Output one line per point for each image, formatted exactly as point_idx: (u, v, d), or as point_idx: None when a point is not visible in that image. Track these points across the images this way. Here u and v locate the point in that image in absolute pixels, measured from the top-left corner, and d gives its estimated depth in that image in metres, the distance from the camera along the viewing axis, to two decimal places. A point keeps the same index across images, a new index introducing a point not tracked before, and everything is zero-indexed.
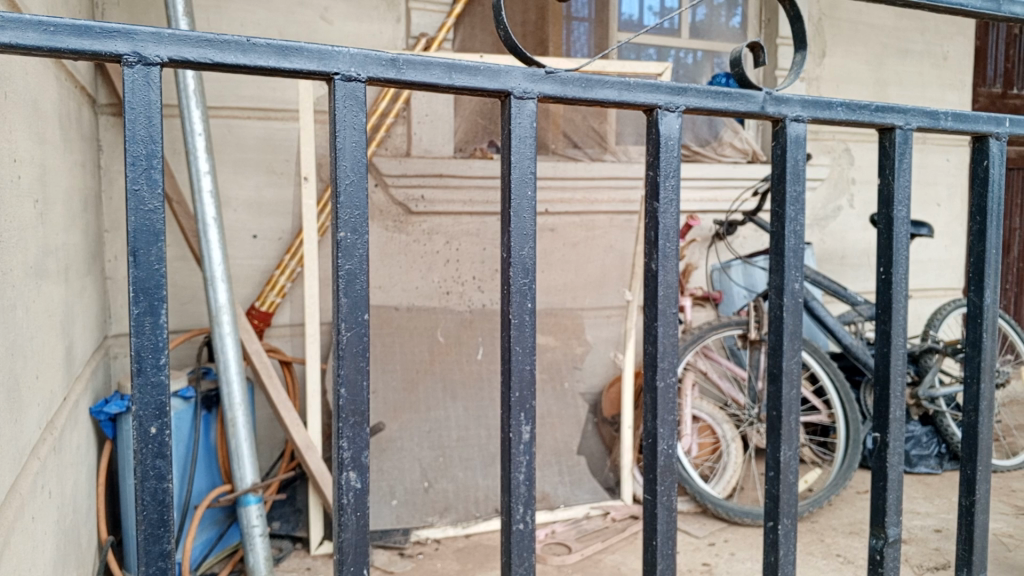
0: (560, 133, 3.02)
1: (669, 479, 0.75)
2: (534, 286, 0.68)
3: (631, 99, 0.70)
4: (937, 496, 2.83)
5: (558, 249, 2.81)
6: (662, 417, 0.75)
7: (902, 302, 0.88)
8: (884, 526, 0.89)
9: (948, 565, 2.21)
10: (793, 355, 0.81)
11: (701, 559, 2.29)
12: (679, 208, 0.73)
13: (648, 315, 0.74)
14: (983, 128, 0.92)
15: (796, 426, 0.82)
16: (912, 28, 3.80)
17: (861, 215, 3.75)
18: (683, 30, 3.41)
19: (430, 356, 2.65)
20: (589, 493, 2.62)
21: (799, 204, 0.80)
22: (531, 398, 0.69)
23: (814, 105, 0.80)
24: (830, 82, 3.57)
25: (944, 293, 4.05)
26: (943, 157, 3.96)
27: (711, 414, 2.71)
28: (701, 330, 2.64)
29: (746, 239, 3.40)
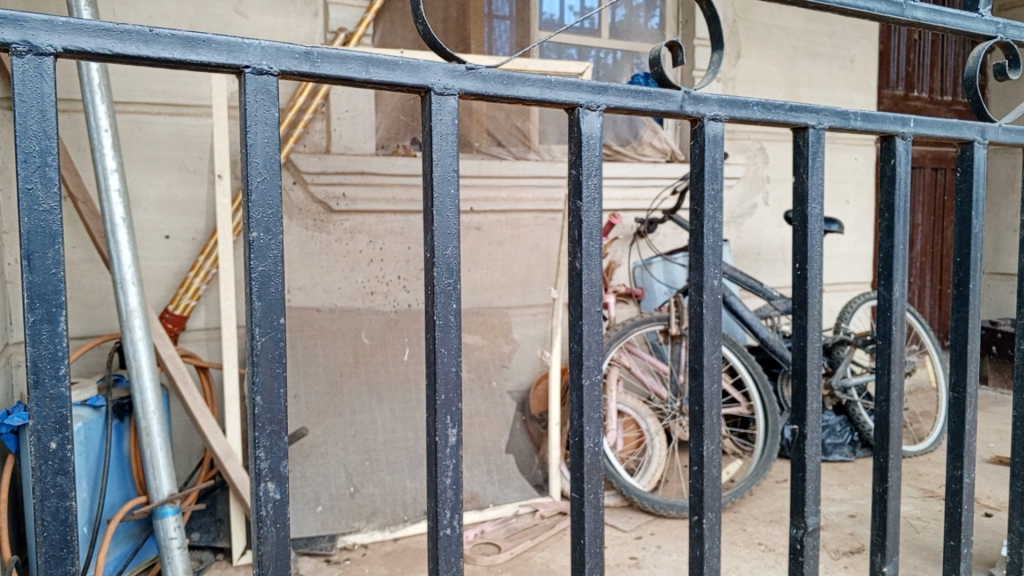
0: (484, 131, 3.04)
1: (596, 476, 0.75)
2: (459, 287, 0.66)
3: (553, 97, 0.69)
4: (851, 482, 2.95)
5: (484, 247, 2.80)
6: (588, 415, 0.74)
7: (817, 297, 0.89)
8: (803, 516, 0.92)
9: (862, 548, 2.30)
10: (714, 351, 0.81)
11: (629, 553, 2.32)
12: (601, 206, 0.73)
13: (571, 314, 0.74)
14: (891, 129, 0.95)
15: (717, 421, 0.82)
16: (821, 32, 3.94)
17: (776, 212, 3.87)
18: (603, 30, 3.44)
19: (355, 358, 2.59)
20: (518, 491, 2.62)
21: (717, 202, 0.80)
22: (456, 400, 0.67)
23: (731, 104, 0.81)
24: (745, 82, 3.68)
25: (854, 286, 4.23)
26: (851, 157, 4.12)
27: (635, 408, 2.76)
28: (625, 326, 2.68)
29: (666, 236, 3.47)
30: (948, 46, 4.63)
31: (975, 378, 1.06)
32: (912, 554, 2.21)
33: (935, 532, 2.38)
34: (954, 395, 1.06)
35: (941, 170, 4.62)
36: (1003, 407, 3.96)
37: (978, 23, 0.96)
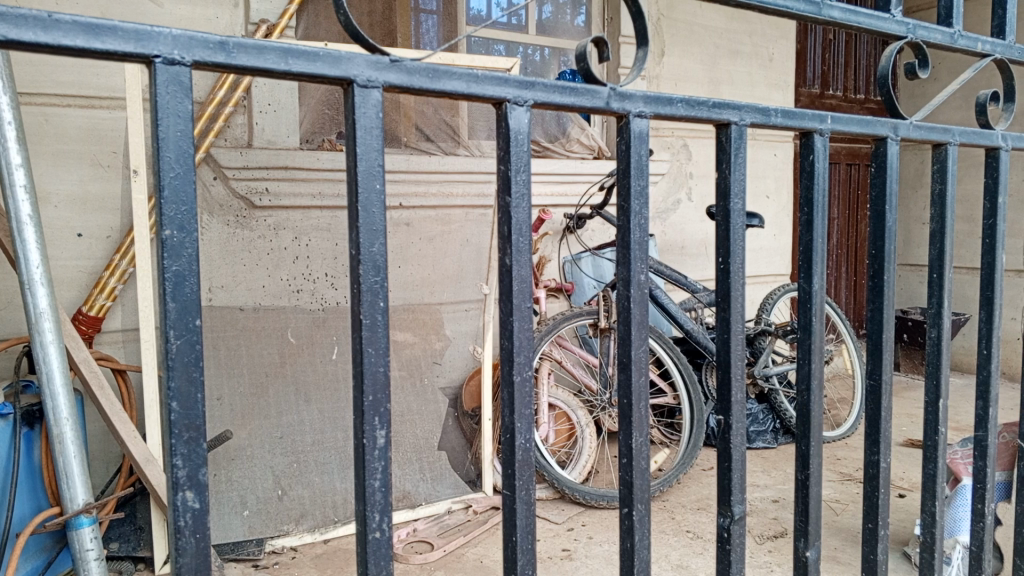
0: (412, 126, 3.02)
1: (527, 472, 0.74)
2: (386, 285, 0.64)
3: (479, 91, 0.68)
4: (774, 468, 3.04)
5: (414, 243, 2.75)
6: (520, 412, 0.73)
7: (740, 290, 0.91)
8: (730, 504, 0.93)
9: (785, 532, 2.38)
10: (641, 344, 0.81)
11: (561, 545, 2.33)
12: (530, 202, 0.72)
13: (501, 310, 0.73)
14: (809, 126, 0.97)
15: (645, 412, 0.82)
16: (742, 31, 4.04)
17: (699, 207, 3.96)
18: (530, 27, 3.45)
19: (280, 359, 2.52)
20: (451, 488, 2.60)
21: (643, 198, 0.80)
22: (385, 401, 0.65)
23: (655, 100, 0.81)
24: (670, 80, 3.75)
25: (774, 278, 4.37)
26: (771, 153, 4.25)
27: (566, 401, 2.78)
28: (555, 321, 2.69)
29: (595, 231, 3.52)
30: (860, 47, 4.82)
31: (889, 366, 1.09)
32: (833, 536, 2.29)
33: (853, 513, 2.48)
34: (870, 383, 1.10)
35: (855, 166, 4.80)
36: (914, 392, 4.16)
37: (889, 24, 0.99)
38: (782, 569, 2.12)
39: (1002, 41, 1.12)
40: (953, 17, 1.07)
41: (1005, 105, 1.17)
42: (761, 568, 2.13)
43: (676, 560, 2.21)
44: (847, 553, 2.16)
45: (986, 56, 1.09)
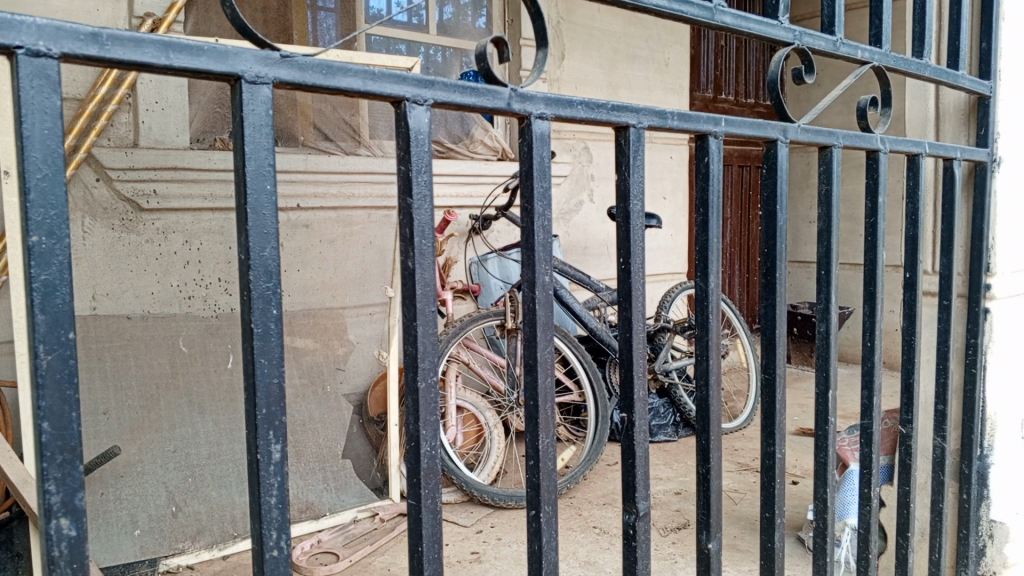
0: (310, 125, 2.95)
1: (433, 480, 0.72)
2: (279, 292, 0.61)
3: (377, 89, 0.65)
4: (675, 460, 3.13)
5: (314, 245, 2.70)
6: (425, 418, 0.71)
7: (640, 290, 0.91)
8: (635, 500, 0.94)
9: (687, 523, 2.45)
10: (547, 344, 0.81)
11: (470, 548, 2.31)
12: (432, 203, 0.70)
13: (405, 315, 0.70)
14: (705, 129, 0.99)
15: (551, 412, 0.82)
16: (638, 35, 4.13)
17: (600, 208, 4.03)
18: (431, 27, 3.42)
19: (171, 369, 2.39)
20: (356, 497, 2.53)
21: (546, 199, 0.80)
22: (280, 413, 0.62)
23: (556, 102, 0.80)
24: (570, 82, 3.80)
25: (672, 277, 4.50)
26: (668, 155, 4.38)
27: (474, 403, 2.77)
28: (463, 322, 2.66)
29: (500, 233, 3.53)
30: (749, 54, 5.03)
31: (781, 360, 1.13)
32: (733, 525, 2.37)
33: (751, 502, 2.58)
34: (764, 376, 1.13)
35: (746, 168, 5.00)
36: (804, 383, 4.37)
37: (776, 30, 1.02)
38: (686, 560, 2.18)
39: (879, 49, 1.17)
40: (835, 26, 1.11)
41: (883, 110, 1.24)
42: (665, 560, 2.18)
43: (584, 557, 2.23)
44: (746, 540, 2.24)
45: (865, 63, 1.15)
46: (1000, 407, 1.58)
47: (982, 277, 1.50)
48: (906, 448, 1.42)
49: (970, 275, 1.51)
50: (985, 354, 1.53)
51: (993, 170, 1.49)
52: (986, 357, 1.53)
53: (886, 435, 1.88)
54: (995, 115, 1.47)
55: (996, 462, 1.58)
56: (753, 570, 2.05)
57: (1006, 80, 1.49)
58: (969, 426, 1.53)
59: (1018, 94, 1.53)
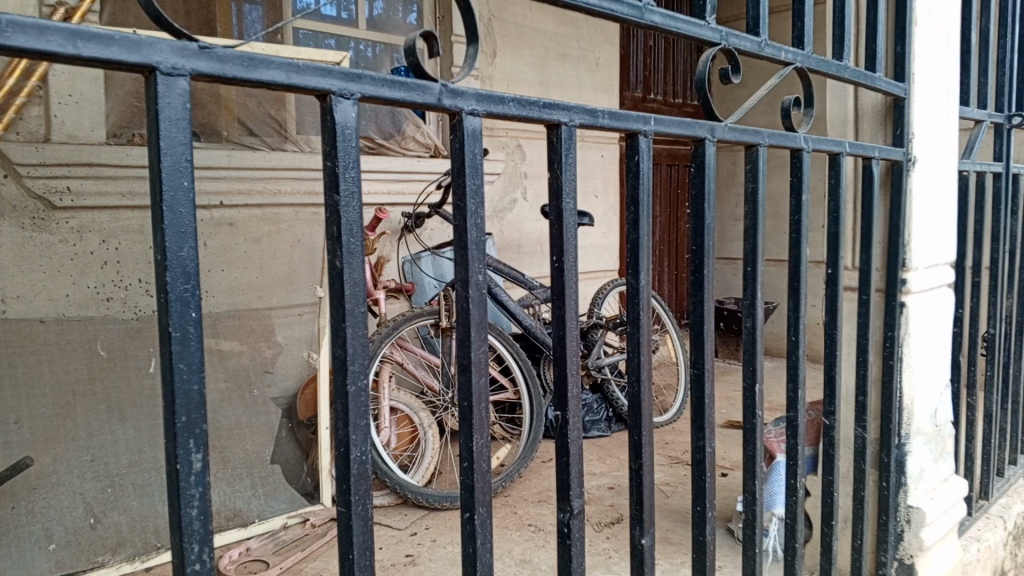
0: (235, 120, 2.85)
1: (364, 486, 0.70)
2: (198, 294, 0.58)
3: (302, 83, 0.63)
4: (609, 455, 3.16)
5: (239, 244, 2.65)
6: (355, 423, 0.69)
7: (573, 288, 0.91)
8: (569, 499, 0.93)
9: (621, 518, 2.47)
10: (481, 344, 0.80)
11: (404, 551, 2.28)
12: (361, 200, 0.68)
13: (332, 317, 0.68)
14: (635, 128, 0.99)
15: (485, 413, 0.81)
16: (569, 34, 4.16)
17: (533, 206, 4.04)
18: (360, 21, 3.37)
19: (88, 375, 2.28)
20: (286, 503, 2.46)
21: (478, 197, 0.79)
22: (201, 421, 0.59)
23: (487, 98, 0.79)
24: (502, 80, 3.79)
25: (604, 274, 4.55)
26: (599, 153, 4.42)
27: (408, 403, 2.74)
28: (396, 322, 2.61)
29: (433, 231, 3.50)
30: (677, 54, 5.12)
31: (710, 355, 1.15)
32: (665, 518, 2.41)
33: (682, 495, 2.63)
34: (694, 371, 1.15)
35: (674, 167, 5.10)
36: (732, 377, 4.49)
37: (704, 30, 1.03)
38: (620, 554, 2.20)
39: (802, 51, 1.20)
40: (760, 27, 1.14)
41: (806, 110, 1.27)
42: (600, 555, 2.20)
43: (519, 555, 2.23)
44: (678, 533, 2.28)
45: (789, 64, 1.17)
46: (917, 397, 1.64)
47: (899, 273, 1.56)
48: (829, 439, 1.46)
49: (889, 270, 1.57)
50: (903, 346, 1.59)
51: (908, 169, 1.55)
52: (904, 350, 1.59)
53: (810, 426, 1.94)
54: (910, 117, 1.53)
55: (913, 450, 1.64)
56: (685, 562, 2.09)
57: (920, 83, 1.56)
58: (887, 416, 1.59)
59: (930, 96, 1.59)
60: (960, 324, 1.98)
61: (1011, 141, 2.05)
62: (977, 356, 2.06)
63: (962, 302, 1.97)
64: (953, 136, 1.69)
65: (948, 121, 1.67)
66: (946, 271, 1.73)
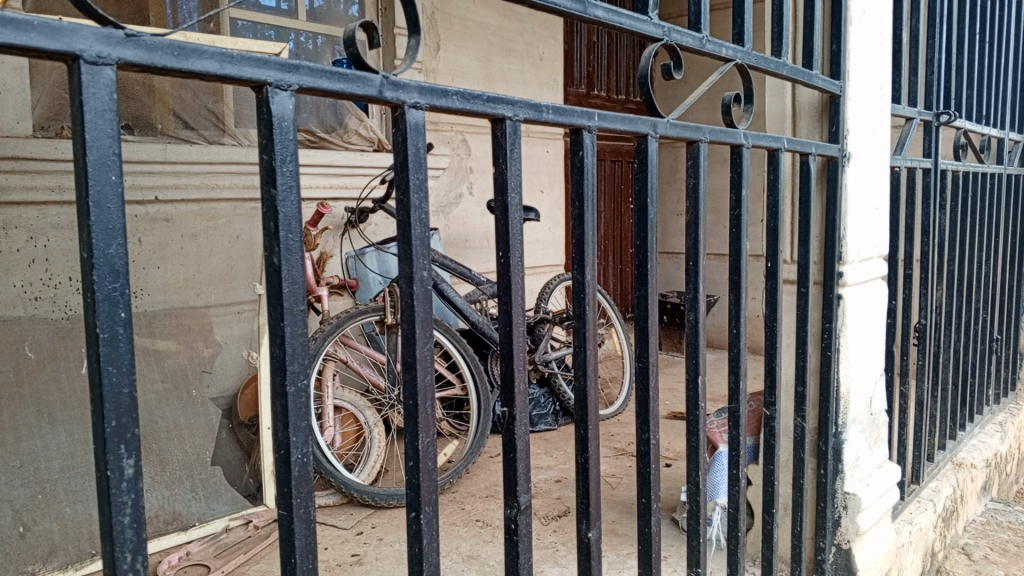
0: (170, 113, 2.75)
1: (306, 488, 0.69)
2: (128, 292, 0.56)
3: (236, 73, 0.61)
4: (556, 448, 3.18)
5: (175, 240, 2.60)
6: (295, 424, 0.67)
7: (519, 283, 0.91)
8: (517, 494, 0.93)
9: (568, 510, 2.49)
10: (426, 341, 0.79)
11: (350, 551, 2.26)
12: (299, 194, 0.66)
13: (271, 316, 0.66)
14: (580, 123, 0.99)
15: (431, 412, 0.80)
16: (513, 29, 4.15)
17: (479, 200, 4.03)
18: (300, 13, 3.30)
19: (16, 377, 2.19)
20: (227, 505, 2.40)
21: (422, 191, 0.77)
22: (131, 425, 0.57)
23: (430, 91, 0.78)
24: (446, 74, 3.77)
25: (550, 269, 4.56)
26: (545, 149, 4.43)
27: (353, 402, 2.70)
28: (340, 320, 2.55)
29: (378, 226, 3.47)
30: (620, 50, 5.17)
31: (654, 348, 1.16)
32: (611, 510, 2.44)
33: (627, 486, 2.66)
34: (638, 364, 1.15)
35: (618, 163, 5.15)
36: (676, 368, 4.57)
37: (646, 26, 1.04)
38: (567, 547, 2.21)
39: (741, 48, 1.22)
40: (701, 23, 1.15)
41: (746, 107, 1.29)
42: (547, 549, 2.21)
43: (467, 551, 2.22)
44: (624, 524, 2.31)
45: (730, 61, 1.19)
46: (854, 387, 1.69)
47: (835, 265, 1.60)
48: (770, 429, 1.49)
49: (825, 264, 1.61)
50: (839, 337, 1.64)
51: (843, 165, 1.60)
52: (840, 341, 1.64)
53: (751, 417, 1.98)
54: (845, 114, 1.57)
55: (850, 438, 1.69)
56: (631, 553, 2.11)
57: (853, 81, 1.60)
58: (824, 405, 1.63)
59: (863, 94, 1.64)
60: (893, 315, 2.05)
61: (939, 137, 2.12)
62: (908, 346, 2.14)
63: (895, 293, 2.04)
64: (886, 133, 1.74)
65: (881, 118, 1.72)
66: (880, 263, 1.78)
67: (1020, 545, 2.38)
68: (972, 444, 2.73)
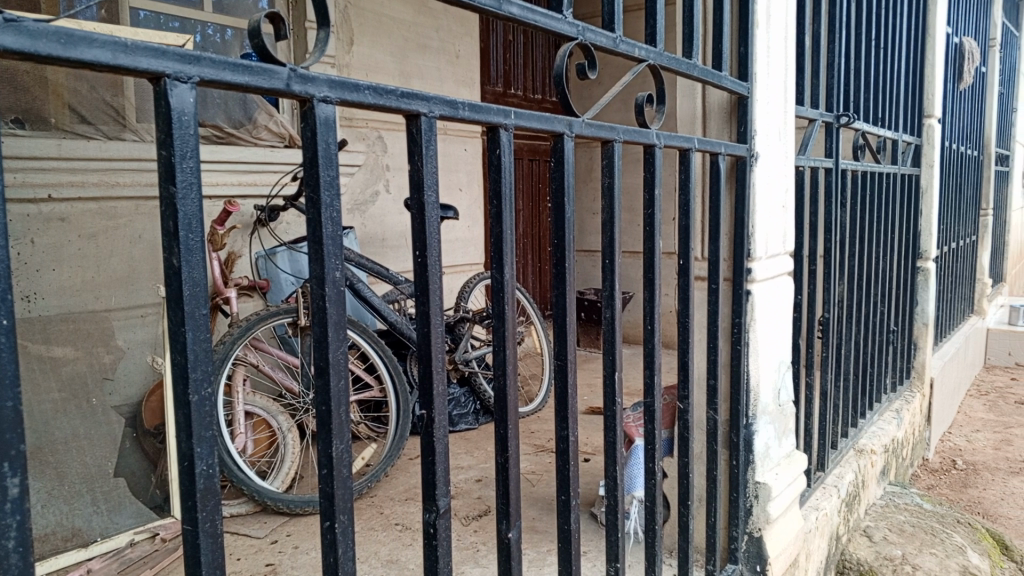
0: (64, 106, 2.58)
1: (212, 501, 0.65)
2: (10, 298, 0.52)
3: (131, 64, 0.58)
4: (477, 448, 3.17)
5: (72, 241, 2.50)
6: (199, 435, 0.64)
7: (436, 282, 0.90)
8: (435, 499, 0.92)
9: (488, 510, 2.49)
10: (339, 345, 0.76)
11: (265, 560, 2.19)
12: (201, 192, 0.63)
13: (172, 321, 0.63)
14: (496, 121, 0.98)
15: (345, 418, 0.78)
16: (428, 25, 4.11)
17: (396, 198, 3.98)
18: (206, 3, 3.17)
19: None
20: (132, 518, 2.26)
21: (333, 189, 0.75)
22: (16, 441, 0.53)
23: (340, 85, 0.76)
24: (360, 69, 3.71)
25: (469, 267, 4.55)
26: (462, 147, 4.41)
27: (265, 407, 2.62)
28: (250, 322, 2.46)
29: (289, 224, 3.38)
30: (536, 49, 5.20)
31: (572, 346, 1.16)
32: (531, 507, 2.44)
33: (548, 483, 2.68)
34: (557, 362, 1.16)
35: (535, 162, 5.18)
36: (594, 364, 4.64)
37: (561, 24, 1.04)
38: (487, 547, 2.21)
39: (654, 49, 1.24)
40: (615, 23, 1.16)
41: (658, 107, 1.31)
42: (468, 549, 2.20)
43: (387, 556, 2.19)
44: (545, 521, 2.32)
45: (642, 61, 1.21)
46: (762, 380, 1.74)
47: (744, 262, 1.65)
48: (684, 423, 1.53)
49: (735, 261, 1.66)
50: (749, 331, 1.69)
51: (751, 165, 1.64)
52: (750, 335, 1.69)
53: (666, 410, 2.02)
54: (752, 115, 1.63)
55: (759, 430, 1.74)
56: (551, 550, 2.12)
57: (760, 83, 1.65)
58: (736, 398, 1.68)
59: (769, 96, 1.69)
60: (799, 309, 2.13)
61: (839, 139, 2.22)
62: (813, 339, 2.23)
63: (800, 288, 2.12)
64: (791, 133, 1.80)
65: (785, 119, 1.77)
66: (786, 260, 1.85)
67: (916, 525, 2.51)
68: (872, 431, 2.86)
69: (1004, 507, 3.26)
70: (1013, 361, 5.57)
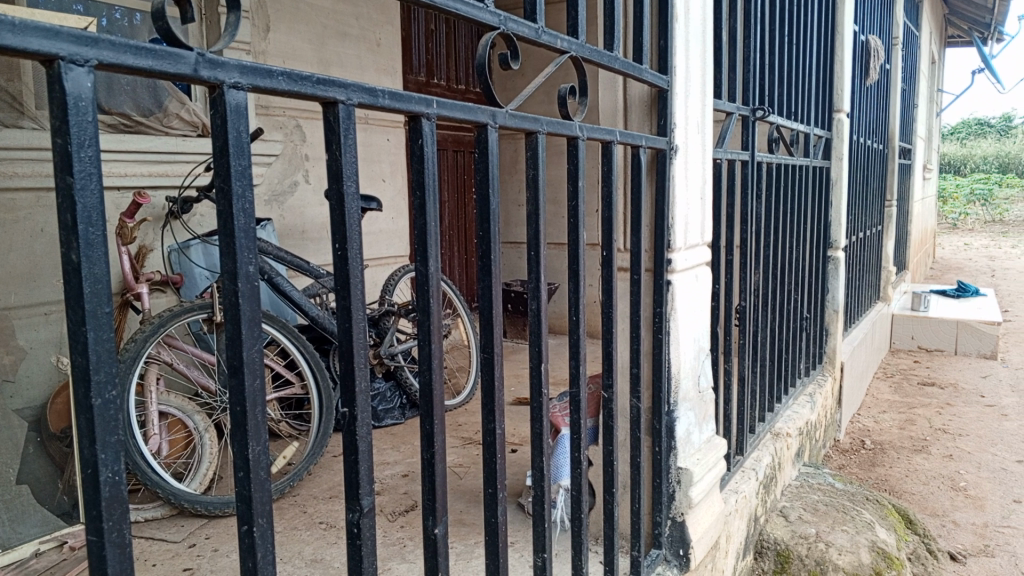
0: None
1: (118, 509, 0.62)
2: None
3: (20, 44, 0.54)
4: (403, 442, 3.14)
5: None
6: (103, 439, 0.61)
7: (357, 277, 0.88)
8: (359, 498, 0.90)
9: (414, 505, 2.47)
10: (254, 341, 0.74)
11: (182, 565, 2.11)
12: (100, 184, 0.60)
13: (72, 320, 0.59)
14: (417, 110, 0.96)
15: (261, 419, 0.75)
16: (348, 12, 4.03)
17: (316, 189, 3.90)
18: None
19: None
20: (37, 527, 2.12)
21: (245, 179, 0.72)
22: None
23: (252, 71, 0.73)
24: (277, 56, 3.61)
25: (393, 260, 4.50)
26: (385, 137, 4.35)
27: (180, 407, 2.52)
28: (162, 318, 2.36)
29: (203, 217, 3.26)
30: (458, 39, 5.17)
31: (497, 340, 1.16)
32: (458, 500, 2.44)
33: (475, 475, 2.68)
34: (483, 355, 1.15)
35: (460, 153, 5.16)
36: (520, 355, 4.66)
37: (483, 13, 1.03)
38: (414, 542, 2.19)
39: (576, 41, 1.24)
40: (537, 14, 1.15)
41: (581, 100, 1.31)
42: (395, 545, 2.17)
43: (311, 555, 2.15)
44: (472, 514, 2.32)
45: (564, 53, 1.21)
46: (684, 367, 1.78)
47: (664, 253, 1.68)
48: (607, 411, 1.54)
49: (656, 252, 1.68)
50: (670, 320, 1.72)
51: (670, 157, 1.67)
52: (670, 324, 1.72)
53: (590, 399, 2.05)
54: (672, 107, 1.65)
55: (680, 417, 1.78)
56: (478, 542, 2.12)
57: (679, 77, 1.68)
58: (658, 385, 1.71)
59: (688, 88, 1.72)
60: (717, 298, 2.19)
61: (755, 132, 2.28)
62: (731, 326, 2.28)
63: (719, 277, 2.17)
64: (710, 126, 1.84)
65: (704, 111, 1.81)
66: (705, 250, 1.89)
67: (828, 504, 2.62)
68: (787, 415, 2.97)
69: (908, 484, 3.44)
70: (915, 345, 5.86)
